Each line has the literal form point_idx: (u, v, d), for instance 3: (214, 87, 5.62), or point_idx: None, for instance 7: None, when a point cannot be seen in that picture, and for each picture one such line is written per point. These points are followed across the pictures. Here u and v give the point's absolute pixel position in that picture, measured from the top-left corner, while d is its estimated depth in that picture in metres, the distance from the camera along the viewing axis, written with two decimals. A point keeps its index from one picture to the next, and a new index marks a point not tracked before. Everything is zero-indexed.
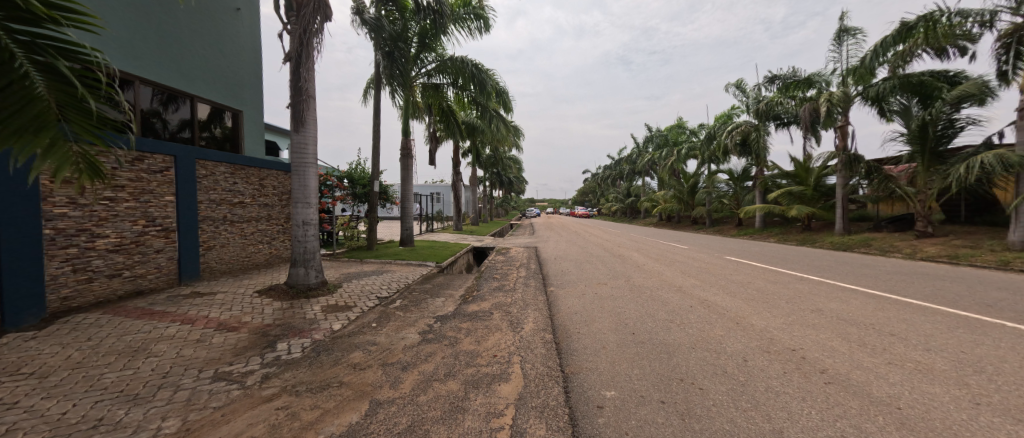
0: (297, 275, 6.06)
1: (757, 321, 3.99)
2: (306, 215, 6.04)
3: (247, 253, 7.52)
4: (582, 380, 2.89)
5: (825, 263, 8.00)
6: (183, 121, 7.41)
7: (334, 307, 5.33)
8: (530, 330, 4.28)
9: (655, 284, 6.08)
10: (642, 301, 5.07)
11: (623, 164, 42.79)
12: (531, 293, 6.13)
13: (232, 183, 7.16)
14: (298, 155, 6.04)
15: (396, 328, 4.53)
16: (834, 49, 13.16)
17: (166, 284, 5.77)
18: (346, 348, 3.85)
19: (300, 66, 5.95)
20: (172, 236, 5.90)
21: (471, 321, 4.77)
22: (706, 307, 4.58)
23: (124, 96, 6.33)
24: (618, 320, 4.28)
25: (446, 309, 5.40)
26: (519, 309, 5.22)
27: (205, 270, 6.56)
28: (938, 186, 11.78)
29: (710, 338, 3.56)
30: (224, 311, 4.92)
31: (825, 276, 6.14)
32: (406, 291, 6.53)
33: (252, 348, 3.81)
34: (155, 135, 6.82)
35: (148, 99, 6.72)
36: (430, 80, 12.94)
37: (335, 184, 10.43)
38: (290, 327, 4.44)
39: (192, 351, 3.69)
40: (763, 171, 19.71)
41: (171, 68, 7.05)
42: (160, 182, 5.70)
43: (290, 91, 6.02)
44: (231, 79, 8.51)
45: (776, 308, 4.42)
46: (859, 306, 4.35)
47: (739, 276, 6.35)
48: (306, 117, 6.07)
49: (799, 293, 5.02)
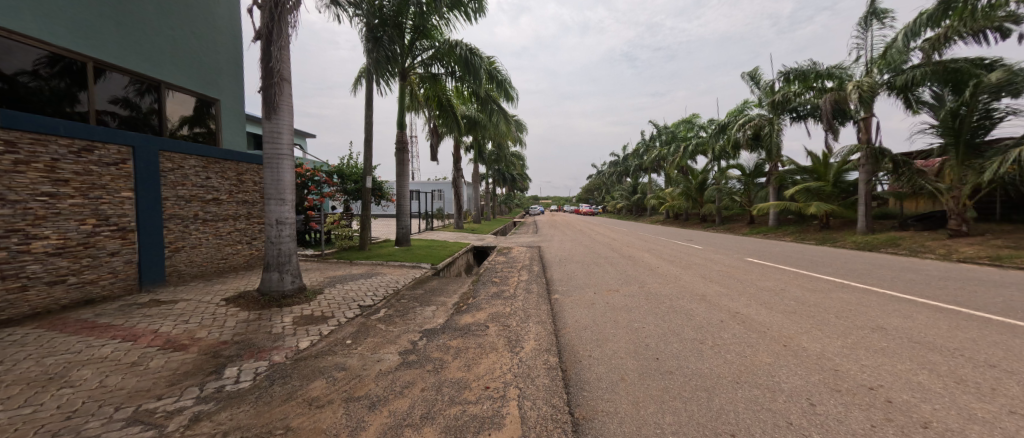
0: (271, 280, 5.42)
1: (810, 343, 3.25)
2: (280, 213, 5.37)
3: (223, 254, 6.90)
4: (598, 433, 2.18)
5: (861, 267, 7.18)
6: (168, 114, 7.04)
7: (308, 319, 4.67)
8: (530, 351, 3.57)
9: (674, 292, 5.35)
10: (661, 314, 4.33)
11: (629, 161, 41.90)
12: (534, 302, 5.41)
13: (205, 177, 6.54)
14: (272, 146, 5.37)
15: (373, 347, 3.84)
16: (859, 35, 12.23)
17: (122, 291, 5.13)
18: (308, 375, 3.17)
19: (271, 44, 5.25)
20: (130, 237, 5.25)
21: (461, 337, 4.07)
22: (741, 323, 3.85)
23: (102, 86, 5.91)
24: (636, 339, 3.57)
25: (436, 321, 4.71)
26: (519, 322, 4.52)
27: (172, 274, 5.93)
28: (973, 181, 10.83)
29: (757, 367, 2.83)
30: (179, 325, 4.27)
31: (868, 284, 5.37)
32: (394, 299, 5.84)
33: (193, 376, 3.13)
34: (154, 132, 6.72)
35: (125, 88, 6.29)
36: (428, 70, 12.09)
37: (324, 180, 9.68)
38: (249, 346, 3.79)
39: (119, 379, 3.04)
40: (778, 167, 18.83)
41: (133, 49, 6.32)
42: (114, 176, 5.06)
43: (261, 73, 5.33)
44: (207, 65, 7.83)
45: (828, 326, 3.67)
46: (929, 324, 3.60)
47: (769, 282, 5.59)
48: (280, 101, 5.38)
49: (848, 306, 4.28)
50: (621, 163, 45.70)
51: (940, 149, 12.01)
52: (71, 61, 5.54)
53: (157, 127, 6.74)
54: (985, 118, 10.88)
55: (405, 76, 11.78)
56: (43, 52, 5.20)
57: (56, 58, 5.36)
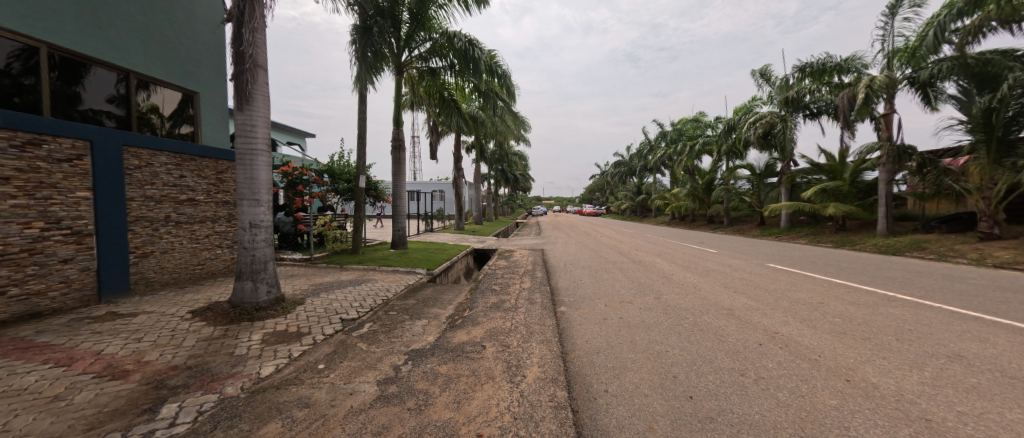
0: (244, 290, 4.85)
1: (878, 378, 2.64)
2: (254, 216, 4.81)
3: (199, 260, 6.36)
4: None
5: (899, 275, 6.50)
6: (153, 109, 6.73)
7: (281, 336, 4.11)
8: (533, 382, 2.98)
9: (697, 305, 4.72)
10: (685, 334, 3.71)
11: (634, 161, 41.12)
12: (537, 316, 4.79)
13: (178, 176, 6.01)
14: (244, 141, 4.80)
15: (349, 373, 3.26)
16: (885, 24, 11.56)
17: (76, 302, 4.58)
18: (260, 415, 2.59)
19: (242, 26, 4.66)
20: (87, 242, 4.71)
21: (453, 361, 3.47)
22: (783, 348, 3.24)
23: (87, 81, 5.71)
24: (661, 369, 2.96)
25: (425, 339, 4.12)
26: (520, 342, 3.92)
27: (138, 281, 5.38)
28: (1009, 180, 10.07)
29: (822, 413, 2.23)
30: (129, 344, 3.72)
31: (918, 296, 4.71)
32: (382, 311, 5.25)
33: (121, 416, 2.55)
34: (152, 130, 6.70)
35: (110, 84, 6.05)
36: (427, 64, 11.51)
37: (313, 179, 8.95)
38: (203, 372, 3.22)
39: (29, 421, 2.46)
40: (790, 166, 18.10)
41: (96, 34, 5.73)
42: (67, 174, 4.51)
43: (232, 59, 4.76)
44: (183, 54, 7.22)
45: (892, 353, 3.04)
46: (1018, 351, 2.96)
47: (803, 294, 4.93)
48: (254, 92, 4.81)
49: (909, 325, 3.64)
50: (624, 163, 44.82)
51: (971, 146, 11.22)
52: (50, 54, 5.27)
53: (155, 126, 6.66)
54: (1020, 113, 10.10)
55: (402, 71, 11.25)
56: (19, 45, 4.93)
57: (29, 50, 5.04)
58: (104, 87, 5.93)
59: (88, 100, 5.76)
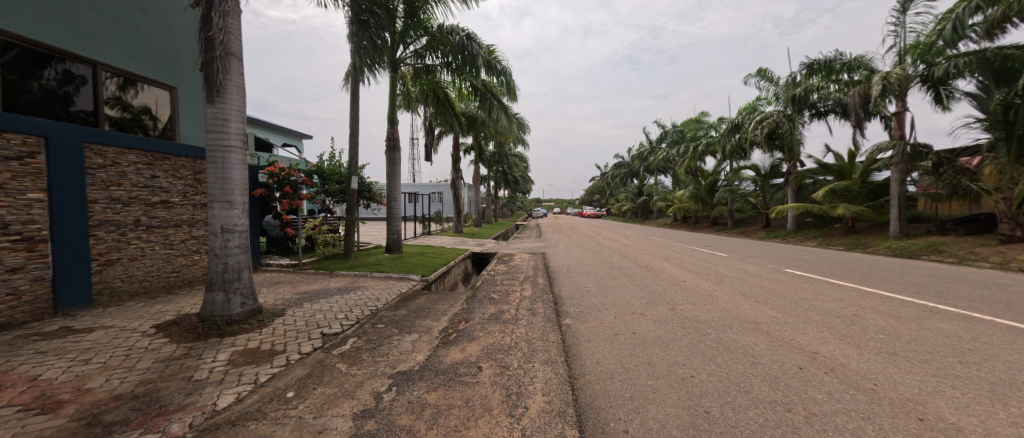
0: (214, 303, 4.38)
1: (956, 415, 2.17)
2: (227, 219, 4.35)
3: (173, 266, 5.91)
4: None
5: (928, 281, 6.02)
6: (144, 108, 6.58)
7: (252, 354, 3.66)
8: (536, 416, 2.50)
9: (717, 317, 4.25)
10: (710, 354, 3.23)
11: (635, 163, 40.65)
12: (539, 330, 4.31)
13: (150, 176, 5.56)
14: (215, 136, 4.34)
15: (323, 403, 2.79)
16: (899, 18, 11.11)
17: (27, 316, 4.11)
18: None
19: (212, 10, 4.22)
20: (40, 248, 4.23)
21: (443, 388, 2.99)
22: (829, 373, 2.77)
23: (71, 82, 5.53)
24: (691, 404, 2.45)
25: (414, 358, 3.65)
26: (521, 362, 3.44)
27: (103, 291, 4.92)
28: None
29: None
30: (73, 367, 3.24)
31: (964, 308, 4.22)
32: (368, 323, 4.78)
33: None
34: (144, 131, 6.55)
35: (86, 80, 5.70)
36: (423, 61, 11.13)
37: (301, 180, 8.27)
38: (150, 403, 2.75)
39: None
40: (797, 167, 17.68)
41: (56, 21, 5.22)
42: (16, 173, 4.01)
43: (199, 47, 4.28)
44: (155, 46, 6.70)
45: (963, 381, 2.56)
46: None
47: (834, 305, 4.46)
48: (227, 83, 4.37)
49: (965, 344, 3.16)
50: (625, 164, 44.20)
51: (990, 144, 10.74)
52: (19, 50, 4.92)
53: (149, 128, 6.55)
54: None
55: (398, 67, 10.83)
56: None
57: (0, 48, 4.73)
58: (88, 86, 5.72)
59: (82, 102, 5.70)
